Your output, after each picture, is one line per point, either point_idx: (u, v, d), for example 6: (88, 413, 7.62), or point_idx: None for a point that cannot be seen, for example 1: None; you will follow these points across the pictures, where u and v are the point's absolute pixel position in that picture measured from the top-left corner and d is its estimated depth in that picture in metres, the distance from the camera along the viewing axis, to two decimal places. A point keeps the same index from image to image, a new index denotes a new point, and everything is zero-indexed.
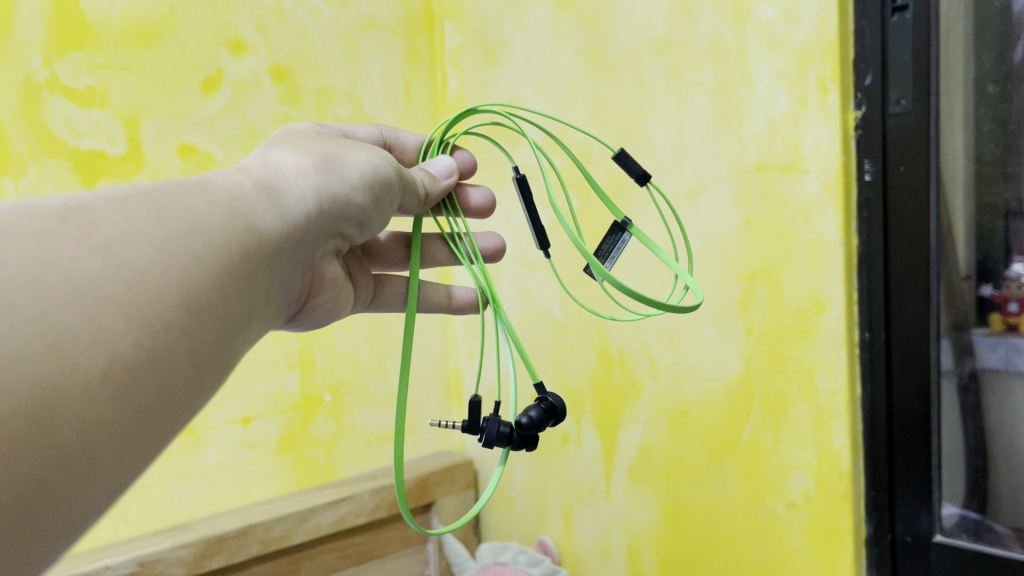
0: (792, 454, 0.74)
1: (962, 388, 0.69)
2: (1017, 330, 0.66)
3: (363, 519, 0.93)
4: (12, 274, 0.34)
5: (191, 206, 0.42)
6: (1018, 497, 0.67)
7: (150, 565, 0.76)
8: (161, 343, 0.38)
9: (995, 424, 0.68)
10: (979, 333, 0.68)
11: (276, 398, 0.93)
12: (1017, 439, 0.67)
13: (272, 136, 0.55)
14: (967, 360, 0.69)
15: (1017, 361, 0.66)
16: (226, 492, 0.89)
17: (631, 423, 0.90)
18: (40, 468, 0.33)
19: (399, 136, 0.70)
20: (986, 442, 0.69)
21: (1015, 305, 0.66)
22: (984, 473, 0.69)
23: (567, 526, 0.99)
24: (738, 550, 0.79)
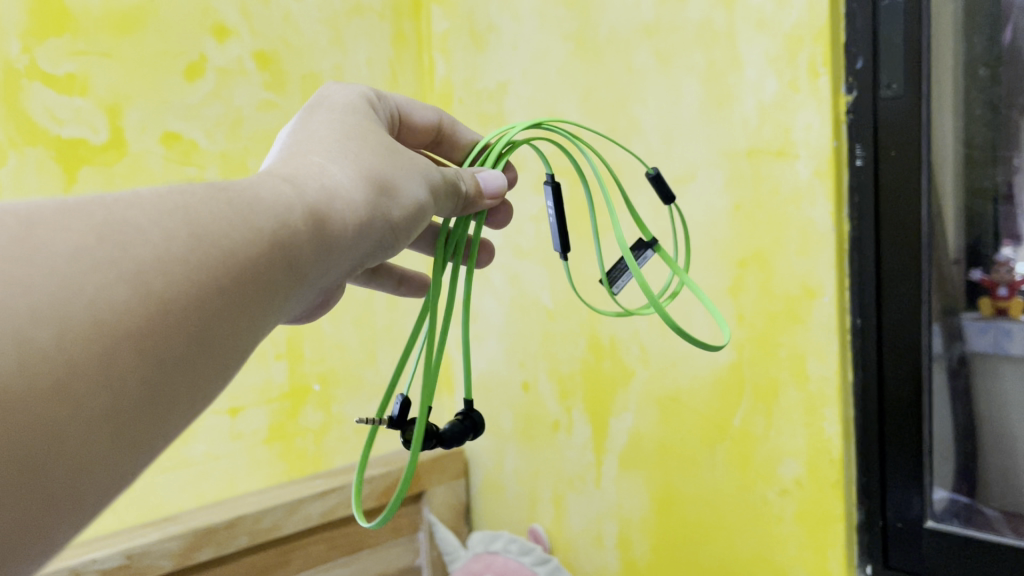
0: (783, 441, 0.74)
1: (952, 373, 0.69)
2: (1008, 314, 0.65)
3: (353, 509, 0.92)
4: (34, 301, 0.29)
5: (234, 232, 0.37)
6: (1008, 482, 0.67)
7: (138, 557, 0.75)
8: (167, 384, 0.33)
9: (985, 407, 0.68)
10: (968, 317, 0.68)
11: (264, 388, 0.92)
12: (1006, 423, 0.67)
13: (336, 123, 0.49)
14: (957, 344, 0.69)
15: (1007, 345, 0.66)
16: (214, 483, 0.88)
17: (622, 411, 0.89)
18: (23, 515, 0.29)
19: (457, 130, 0.66)
20: (977, 427, 0.69)
21: (1005, 290, 0.65)
22: (973, 458, 0.69)
23: (558, 514, 0.98)
24: (728, 537, 0.79)
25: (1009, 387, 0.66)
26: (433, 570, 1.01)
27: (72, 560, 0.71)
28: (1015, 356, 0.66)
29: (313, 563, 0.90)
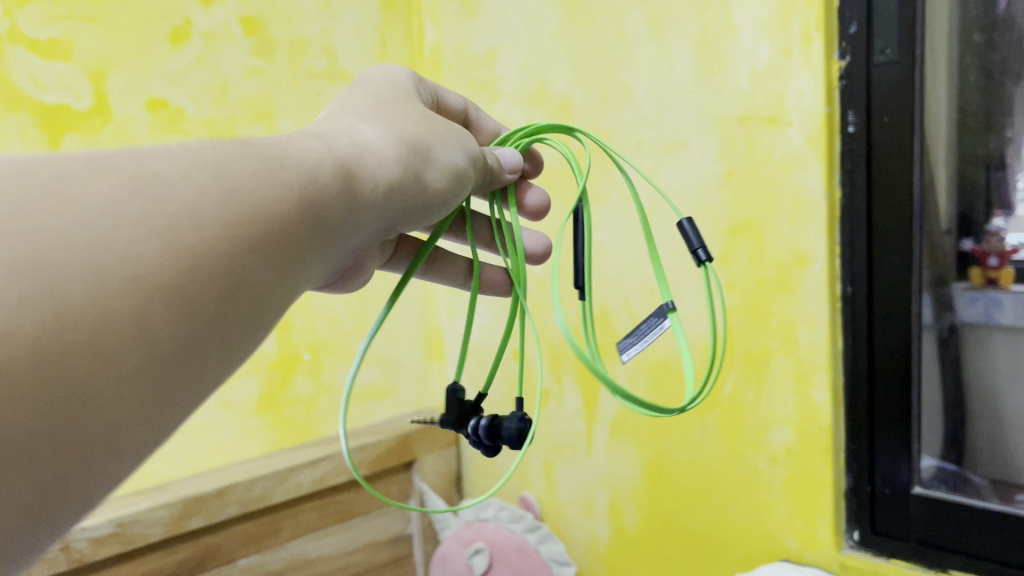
0: (773, 409, 0.74)
1: (941, 342, 0.69)
2: (999, 284, 0.65)
3: (344, 478, 0.92)
4: (69, 255, 0.30)
5: (267, 186, 0.38)
6: (995, 449, 0.68)
7: (129, 526, 0.74)
8: (200, 335, 0.34)
9: (973, 375, 0.68)
10: (958, 288, 0.68)
11: (253, 357, 0.91)
12: (994, 391, 0.68)
13: (370, 96, 0.50)
14: (947, 314, 0.69)
15: (997, 315, 0.66)
16: (205, 452, 0.87)
17: (612, 379, 0.89)
18: (61, 461, 0.30)
19: (480, 117, 0.66)
20: (966, 396, 0.69)
21: (995, 259, 0.65)
22: (962, 425, 0.70)
23: (549, 482, 0.98)
24: (719, 504, 0.80)
25: (998, 355, 0.67)
26: (424, 538, 1.01)
27: None
28: (1005, 326, 0.66)
29: (305, 530, 0.90)
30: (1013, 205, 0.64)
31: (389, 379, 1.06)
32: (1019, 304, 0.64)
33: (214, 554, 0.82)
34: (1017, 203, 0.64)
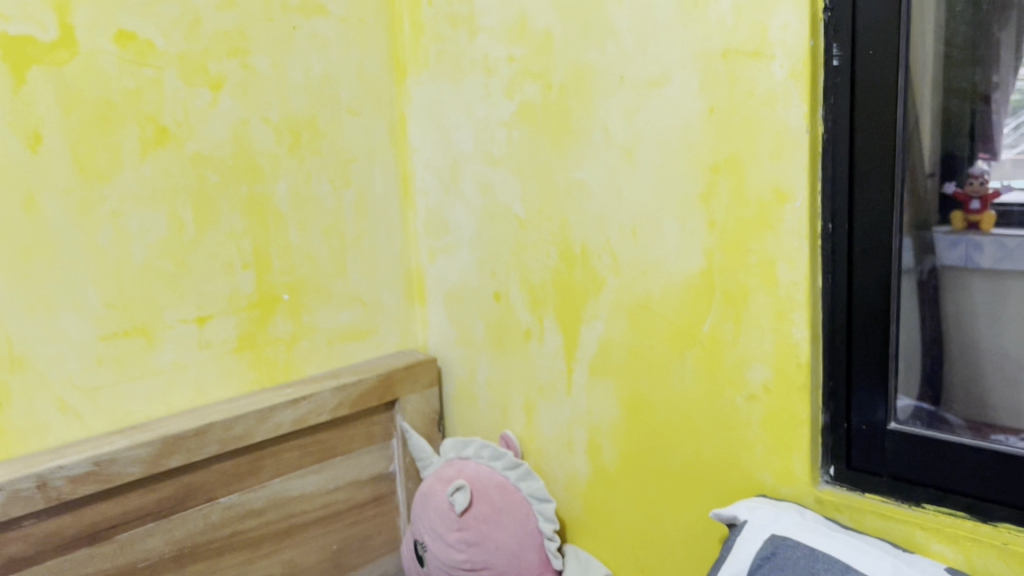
0: (751, 346, 0.74)
1: (920, 284, 0.69)
2: (979, 228, 0.65)
3: (325, 416, 0.92)
4: None
5: None
6: (971, 391, 0.68)
7: (106, 465, 0.74)
8: None
9: (953, 317, 0.68)
10: (940, 231, 0.67)
11: (231, 297, 0.90)
12: (972, 334, 0.68)
13: None
14: (928, 257, 0.68)
15: (977, 258, 0.66)
16: (184, 392, 0.87)
17: (592, 318, 0.89)
18: None
19: None
20: (946, 337, 0.69)
21: (977, 203, 0.65)
22: (939, 366, 0.69)
23: (530, 421, 0.99)
24: (696, 440, 0.81)
25: (978, 296, 0.67)
26: (405, 476, 1.02)
27: (39, 469, 0.70)
28: (984, 269, 0.66)
29: (286, 468, 0.90)
30: (997, 149, 0.64)
31: (370, 320, 1.05)
32: (999, 248, 0.65)
33: (194, 493, 0.82)
34: (1003, 148, 0.63)
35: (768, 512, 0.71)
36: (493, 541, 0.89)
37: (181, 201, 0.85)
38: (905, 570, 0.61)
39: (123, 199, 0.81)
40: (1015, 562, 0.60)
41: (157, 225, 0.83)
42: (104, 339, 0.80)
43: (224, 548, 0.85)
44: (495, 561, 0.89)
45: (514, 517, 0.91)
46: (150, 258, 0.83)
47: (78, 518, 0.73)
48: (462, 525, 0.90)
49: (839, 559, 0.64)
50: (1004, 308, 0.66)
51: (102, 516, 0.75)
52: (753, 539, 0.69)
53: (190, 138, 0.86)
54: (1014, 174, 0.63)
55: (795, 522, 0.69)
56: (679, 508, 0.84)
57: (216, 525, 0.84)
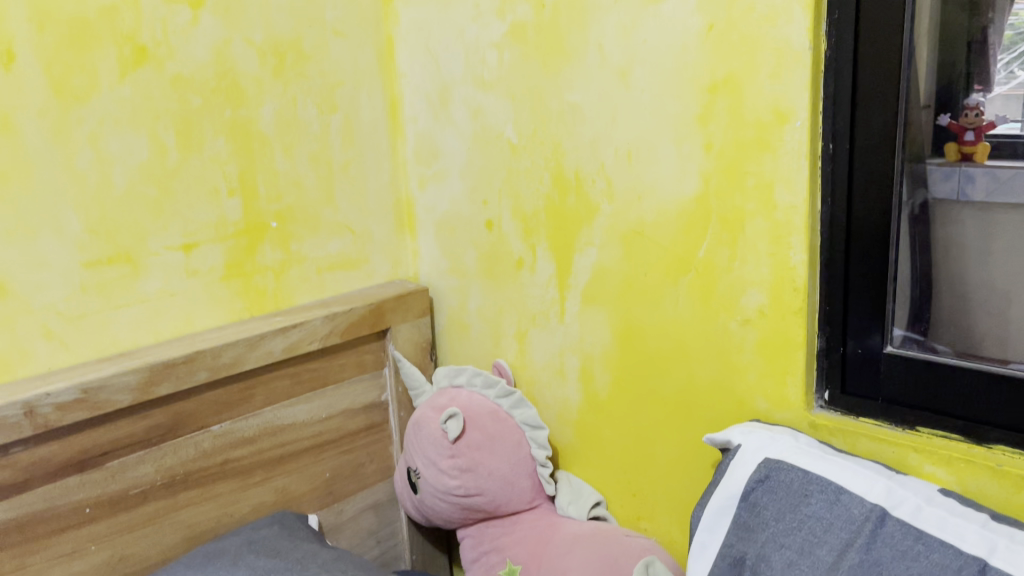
0: (747, 272, 0.74)
1: (912, 218, 0.67)
2: (972, 160, 0.64)
3: (316, 345, 0.91)
4: None
5: None
6: (958, 323, 0.68)
7: (94, 392, 0.73)
8: None
9: (942, 251, 0.68)
10: (933, 163, 0.66)
11: (217, 224, 0.88)
12: (961, 267, 0.67)
13: None
14: (920, 190, 0.67)
15: (969, 191, 0.65)
16: (171, 319, 0.86)
17: (586, 246, 0.88)
18: None
19: None
20: (936, 272, 0.68)
21: (971, 135, 0.64)
22: (926, 300, 0.69)
23: (522, 350, 0.99)
24: (689, 367, 0.80)
25: (968, 230, 0.66)
26: (398, 406, 1.02)
27: (25, 395, 0.69)
28: (975, 202, 0.65)
29: (277, 397, 0.89)
30: (992, 81, 0.62)
31: (359, 249, 1.03)
32: (991, 180, 0.64)
33: (185, 421, 0.81)
34: (997, 79, 0.62)
35: (762, 436, 0.71)
36: (486, 468, 0.90)
37: (163, 125, 0.82)
38: (898, 490, 0.62)
39: (101, 121, 0.78)
40: (1010, 485, 0.61)
41: (139, 149, 0.81)
42: (87, 266, 0.79)
43: (216, 475, 0.85)
44: (487, 487, 0.90)
45: (506, 444, 0.91)
46: (132, 184, 0.81)
47: (67, 446, 0.73)
48: (455, 452, 0.90)
49: (833, 481, 0.64)
50: (994, 241, 0.65)
51: (93, 444, 0.75)
52: (746, 463, 0.69)
53: (169, 59, 0.82)
54: (1009, 108, 0.61)
55: (789, 445, 0.69)
56: (672, 436, 0.84)
57: (207, 453, 0.84)
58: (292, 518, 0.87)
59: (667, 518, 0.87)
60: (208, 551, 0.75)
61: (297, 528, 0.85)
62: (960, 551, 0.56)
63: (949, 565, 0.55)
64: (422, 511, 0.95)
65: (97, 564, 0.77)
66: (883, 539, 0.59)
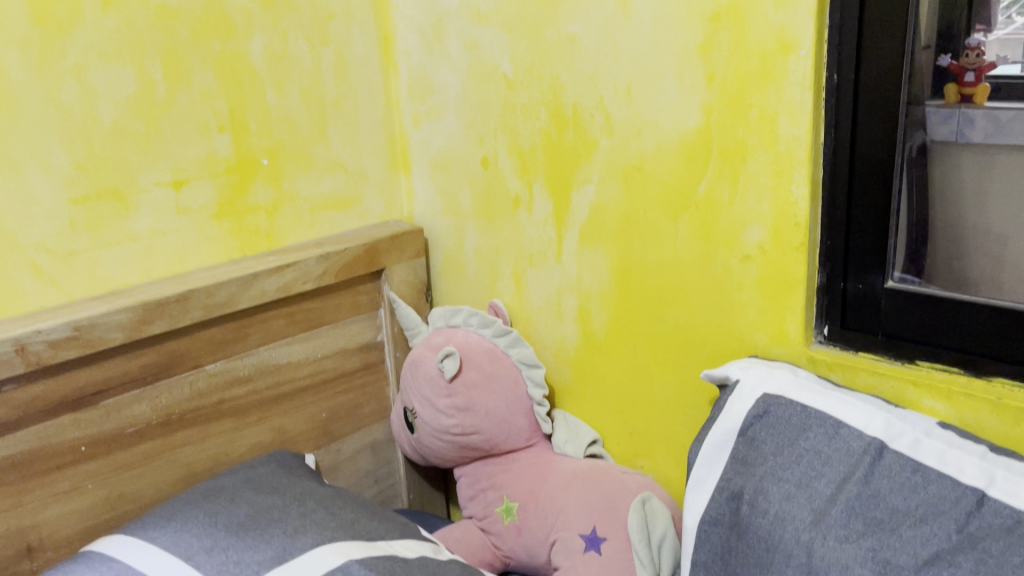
0: (749, 207, 0.72)
1: (908, 164, 0.66)
2: (971, 102, 0.63)
3: (311, 285, 0.90)
4: None
5: None
6: (954, 267, 0.67)
7: (87, 330, 0.72)
8: None
9: (939, 193, 0.67)
10: (932, 106, 0.64)
11: (208, 161, 0.86)
12: (958, 210, 0.67)
13: None
14: (918, 133, 0.65)
15: (968, 133, 0.64)
16: (163, 258, 0.84)
17: (584, 183, 0.86)
18: None
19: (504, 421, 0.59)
20: (930, 216, 0.67)
21: (972, 76, 0.62)
22: (922, 245, 0.68)
23: (519, 290, 0.98)
24: (689, 305, 0.80)
25: (966, 172, 0.66)
26: (394, 346, 1.01)
27: (16, 332, 0.68)
28: (974, 144, 0.64)
29: (272, 337, 0.89)
30: (993, 21, 0.61)
31: (353, 188, 1.01)
32: (992, 121, 0.63)
33: (180, 360, 0.81)
34: (999, 18, 0.60)
35: (761, 371, 0.71)
36: (483, 407, 0.90)
37: (150, 57, 0.80)
38: (897, 424, 0.61)
39: (86, 52, 0.76)
40: (1009, 417, 0.61)
41: (125, 83, 0.79)
42: (75, 203, 0.77)
43: (212, 415, 0.85)
44: (484, 425, 0.90)
45: (503, 383, 0.91)
46: (120, 118, 0.79)
47: (61, 384, 0.72)
48: (452, 391, 0.90)
49: (832, 416, 0.63)
50: (990, 183, 0.65)
51: (87, 383, 0.74)
52: (745, 398, 0.69)
53: None
54: (1010, 49, 0.60)
55: (788, 380, 0.69)
56: (670, 374, 0.84)
57: (203, 392, 0.83)
58: (290, 457, 0.87)
59: (664, 455, 0.88)
60: (206, 489, 0.75)
61: (294, 467, 0.85)
62: (958, 482, 0.56)
63: (948, 497, 0.56)
64: (420, 450, 0.96)
65: (95, 503, 0.77)
66: (881, 471, 0.59)
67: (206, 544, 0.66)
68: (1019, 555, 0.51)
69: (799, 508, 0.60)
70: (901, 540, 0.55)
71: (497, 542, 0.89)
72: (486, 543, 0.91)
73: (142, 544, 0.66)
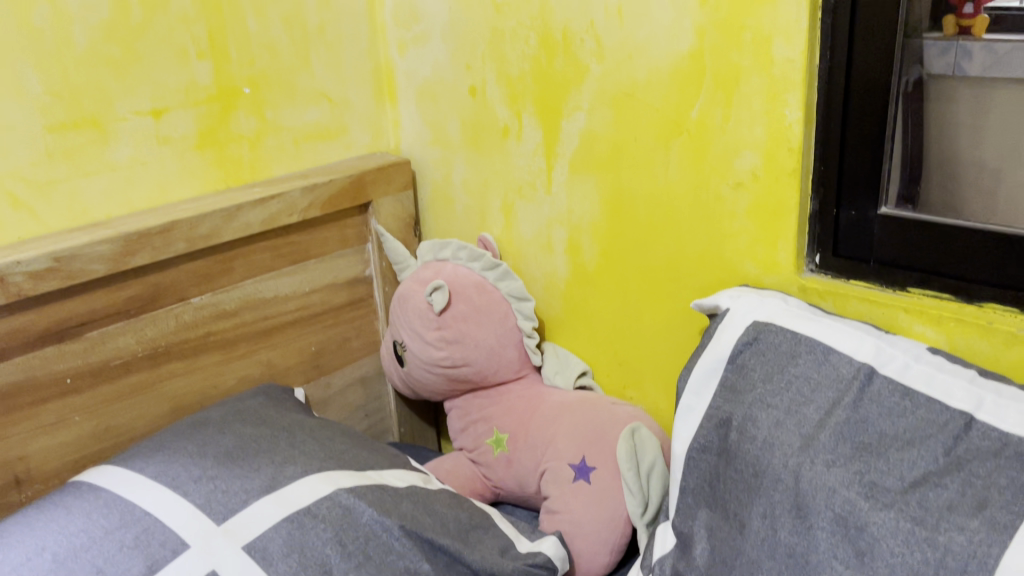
0: (742, 133, 0.71)
1: (906, 98, 0.64)
2: (970, 35, 0.62)
3: (296, 218, 0.89)
4: None
5: None
6: (948, 207, 0.65)
7: (67, 261, 0.71)
8: None
9: (935, 131, 0.65)
10: (930, 40, 0.63)
11: (187, 89, 0.84)
12: (953, 147, 0.65)
13: None
14: (915, 68, 0.64)
15: (965, 66, 0.63)
16: (144, 190, 0.83)
17: (574, 111, 0.84)
18: None
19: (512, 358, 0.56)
20: (923, 151, 0.66)
21: (971, 7, 0.61)
22: (916, 183, 0.66)
23: (508, 222, 0.96)
24: (680, 235, 0.79)
25: (963, 109, 0.64)
26: (382, 281, 1.00)
27: None
28: (972, 78, 0.63)
29: (258, 270, 0.88)
30: None
31: (338, 119, 0.99)
32: (988, 53, 0.62)
33: (164, 293, 0.80)
34: None
35: (752, 300, 0.70)
36: (472, 340, 0.89)
37: None
38: (887, 349, 0.61)
39: None
40: (998, 342, 0.61)
41: (99, 7, 0.76)
42: (51, 131, 0.75)
43: (199, 348, 0.84)
44: (474, 358, 0.89)
45: (493, 315, 0.90)
46: (94, 43, 0.76)
47: (44, 316, 0.71)
48: (441, 324, 0.89)
49: (822, 343, 0.63)
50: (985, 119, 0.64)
51: (69, 314, 0.73)
52: (734, 326, 0.69)
53: None
54: None
55: (779, 309, 0.68)
56: (661, 306, 0.83)
57: (189, 325, 0.83)
58: (279, 390, 0.87)
59: (654, 387, 0.88)
60: (194, 421, 0.75)
61: (283, 399, 0.84)
62: (946, 406, 0.56)
63: (935, 421, 0.56)
64: (410, 384, 0.95)
65: (83, 435, 0.76)
66: (870, 396, 0.59)
67: (194, 474, 0.66)
68: (1006, 477, 0.51)
69: (787, 434, 0.60)
70: (888, 464, 0.55)
71: (487, 473, 0.90)
72: (476, 474, 0.91)
73: (130, 474, 0.66)
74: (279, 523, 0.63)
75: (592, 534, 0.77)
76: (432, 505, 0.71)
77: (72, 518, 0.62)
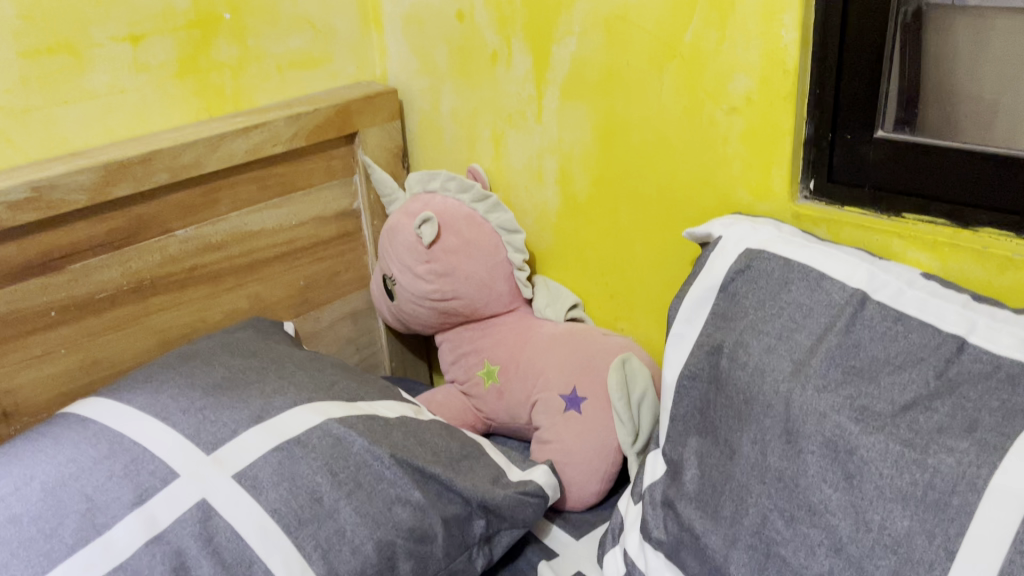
0: (737, 55, 0.69)
1: (904, 27, 0.62)
2: None
3: (281, 149, 0.87)
4: None
5: None
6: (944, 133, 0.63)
7: (46, 192, 0.69)
8: None
9: (932, 59, 0.63)
10: None
11: (165, 13, 0.81)
12: (951, 75, 0.63)
13: None
14: None
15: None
16: (123, 118, 0.81)
17: (565, 36, 0.82)
18: None
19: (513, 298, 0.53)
20: (921, 79, 0.64)
21: None
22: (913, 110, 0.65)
23: (498, 152, 0.95)
24: (673, 161, 0.77)
25: (962, 37, 0.62)
26: (371, 215, 0.98)
27: None
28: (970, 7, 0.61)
29: (243, 203, 0.86)
30: None
31: (323, 46, 0.96)
32: None
33: (148, 224, 0.78)
34: None
35: (745, 228, 0.69)
36: (462, 273, 0.88)
37: None
38: (880, 275, 0.60)
39: None
40: (993, 266, 0.61)
41: None
42: (24, 57, 0.73)
43: (186, 281, 0.83)
44: (464, 291, 0.88)
45: (483, 248, 0.89)
46: None
47: (26, 248, 0.70)
48: (431, 257, 0.88)
49: (814, 268, 0.62)
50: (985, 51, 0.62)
51: (52, 246, 0.72)
52: (727, 254, 0.68)
53: None
54: None
55: (772, 236, 0.67)
56: (652, 235, 0.82)
57: (175, 258, 0.81)
58: (268, 323, 0.86)
59: (645, 318, 0.88)
60: (182, 353, 0.75)
61: (272, 332, 0.84)
62: (939, 330, 0.56)
63: (928, 344, 0.55)
64: (401, 318, 0.95)
65: (72, 368, 0.76)
66: (863, 321, 0.58)
67: (183, 404, 0.65)
68: (997, 399, 0.51)
69: (779, 360, 0.60)
70: (879, 388, 0.55)
71: (479, 404, 0.90)
72: (467, 406, 0.91)
73: (118, 404, 0.66)
74: (268, 452, 0.62)
75: (583, 462, 0.78)
76: (423, 434, 0.71)
77: (61, 448, 0.62)
